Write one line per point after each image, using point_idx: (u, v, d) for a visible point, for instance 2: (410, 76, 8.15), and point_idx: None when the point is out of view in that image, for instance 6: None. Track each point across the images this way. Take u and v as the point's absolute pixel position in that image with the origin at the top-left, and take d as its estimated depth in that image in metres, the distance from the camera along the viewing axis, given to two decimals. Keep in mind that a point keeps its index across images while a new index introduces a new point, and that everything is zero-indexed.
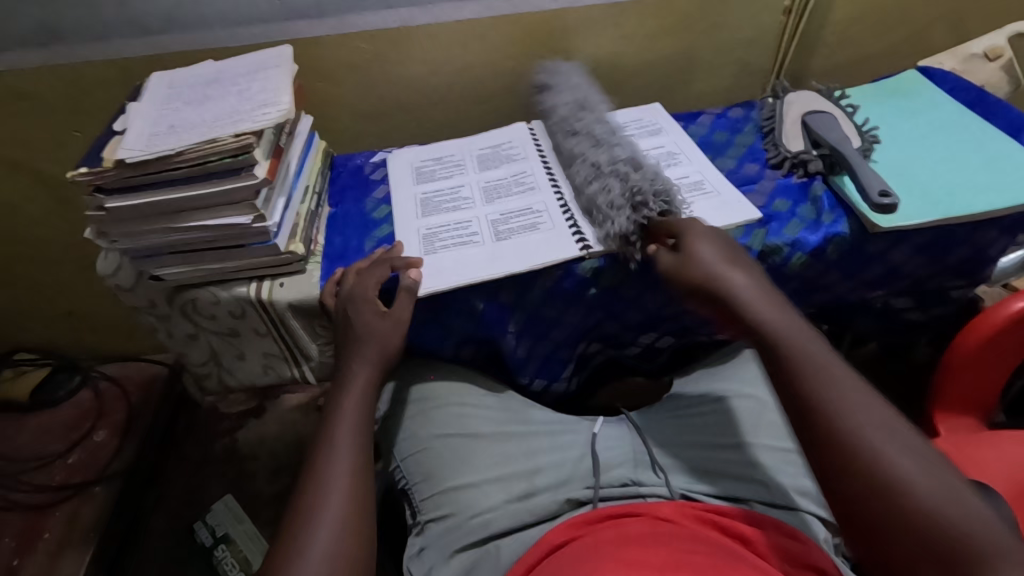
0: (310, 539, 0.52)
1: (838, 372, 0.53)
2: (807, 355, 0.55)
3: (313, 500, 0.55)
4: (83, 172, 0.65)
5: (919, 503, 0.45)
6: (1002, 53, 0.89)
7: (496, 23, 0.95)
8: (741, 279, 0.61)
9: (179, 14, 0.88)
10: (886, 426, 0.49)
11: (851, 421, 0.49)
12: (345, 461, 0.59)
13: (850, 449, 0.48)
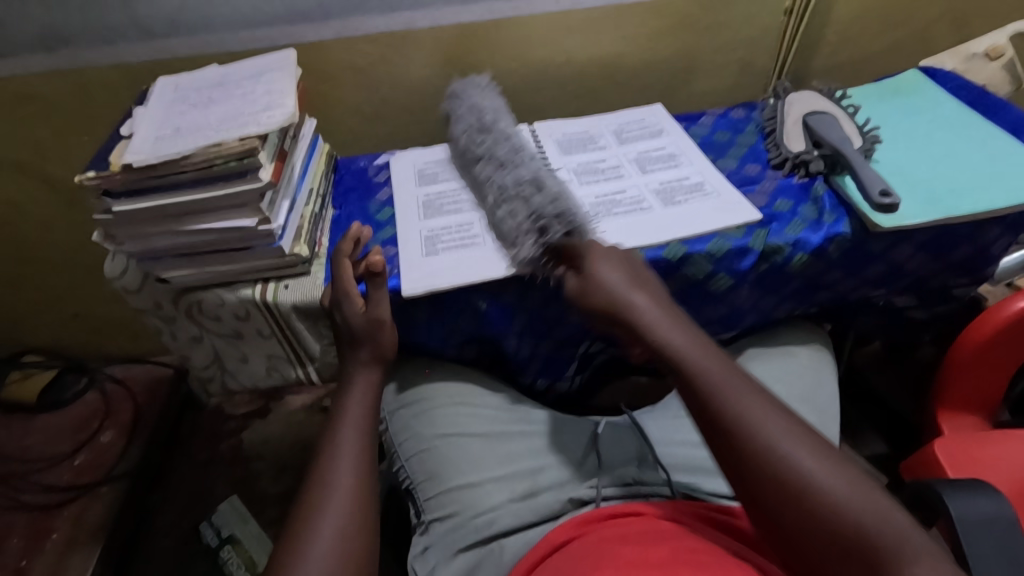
0: (313, 540, 0.52)
1: (728, 380, 0.50)
2: (696, 360, 0.52)
3: (319, 500, 0.56)
4: (90, 177, 0.65)
5: (833, 504, 0.44)
6: (1004, 51, 0.89)
7: (498, 25, 0.96)
8: (628, 288, 0.58)
9: (185, 18, 0.89)
10: (795, 430, 0.48)
11: (751, 420, 0.48)
12: (349, 461, 0.59)
13: (754, 449, 0.47)
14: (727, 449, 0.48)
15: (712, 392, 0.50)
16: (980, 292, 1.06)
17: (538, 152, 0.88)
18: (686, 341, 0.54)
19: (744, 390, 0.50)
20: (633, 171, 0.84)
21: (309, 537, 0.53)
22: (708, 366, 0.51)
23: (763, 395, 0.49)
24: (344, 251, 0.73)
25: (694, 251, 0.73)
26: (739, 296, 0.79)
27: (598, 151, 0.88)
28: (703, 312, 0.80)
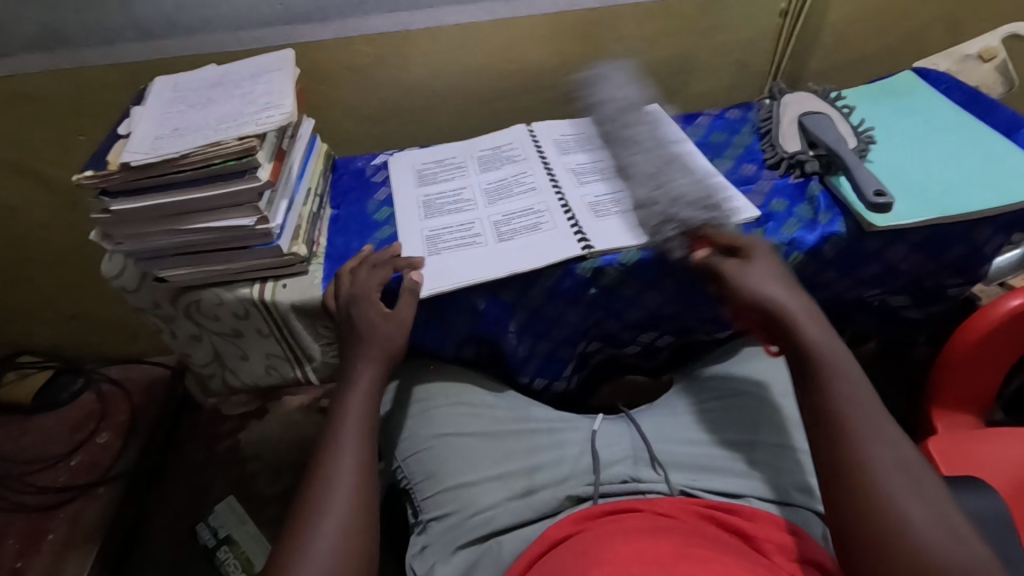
0: (316, 537, 0.53)
1: (870, 422, 0.53)
2: (840, 373, 0.56)
3: (318, 499, 0.56)
4: (88, 176, 0.65)
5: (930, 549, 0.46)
6: (996, 53, 0.90)
7: (496, 26, 0.96)
8: (782, 294, 0.62)
9: (183, 18, 0.89)
10: (914, 481, 0.50)
11: (868, 442, 0.52)
12: (351, 457, 0.60)
13: (849, 458, 0.52)
14: (836, 469, 0.52)
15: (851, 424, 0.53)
16: (974, 292, 1.07)
17: (537, 151, 0.88)
18: (835, 356, 0.57)
19: (886, 436, 0.52)
20: None
21: (311, 535, 0.53)
22: (848, 396, 0.55)
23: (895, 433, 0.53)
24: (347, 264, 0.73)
25: None
26: None
27: (598, 150, 0.89)
28: (700, 310, 0.81)
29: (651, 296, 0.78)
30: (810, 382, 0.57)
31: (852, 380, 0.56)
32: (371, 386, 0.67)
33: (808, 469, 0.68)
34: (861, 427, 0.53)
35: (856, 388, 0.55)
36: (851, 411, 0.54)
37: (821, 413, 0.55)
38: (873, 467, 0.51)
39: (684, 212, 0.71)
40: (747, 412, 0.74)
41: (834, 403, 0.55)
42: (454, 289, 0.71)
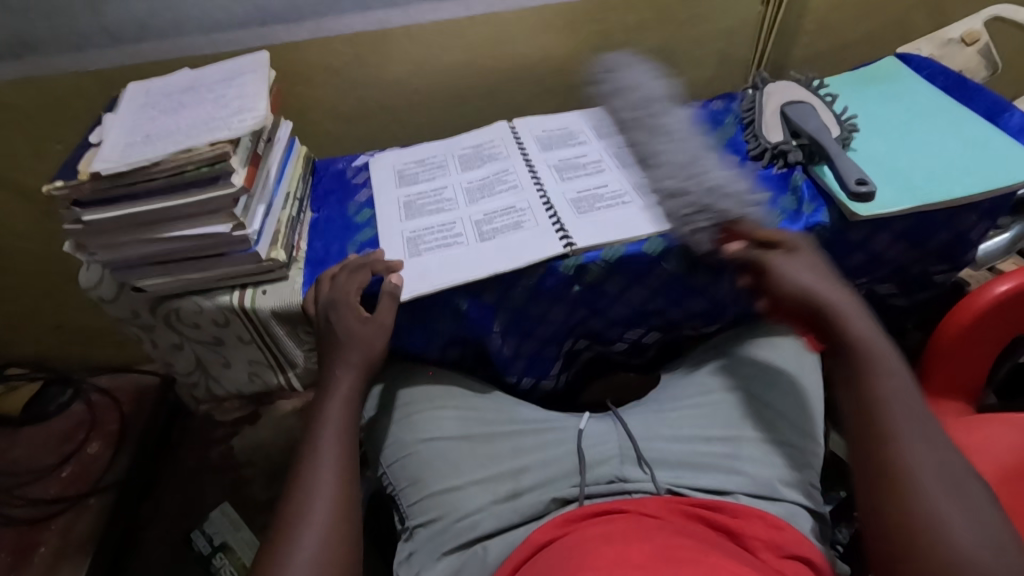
0: (295, 547, 0.53)
1: (905, 415, 0.55)
2: (883, 374, 0.58)
3: (297, 509, 0.56)
4: (59, 186, 0.64)
5: (948, 534, 0.49)
6: (979, 37, 0.89)
7: (475, 22, 0.95)
8: (830, 291, 0.64)
9: (155, 22, 0.88)
10: (947, 472, 0.52)
11: (909, 443, 0.54)
12: (330, 467, 0.59)
13: (892, 457, 0.53)
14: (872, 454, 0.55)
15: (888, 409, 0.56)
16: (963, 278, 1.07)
17: (519, 148, 0.87)
18: (882, 357, 0.59)
19: (921, 427, 0.55)
20: (614, 164, 0.83)
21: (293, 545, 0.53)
22: (890, 393, 0.57)
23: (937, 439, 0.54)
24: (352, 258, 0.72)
25: (674, 245, 0.73)
26: (720, 290, 0.79)
27: (579, 145, 0.88)
28: (686, 305, 0.80)
29: (636, 292, 0.77)
30: (853, 377, 0.59)
31: (892, 375, 0.58)
32: (351, 393, 0.66)
33: (790, 465, 0.69)
34: (902, 418, 0.55)
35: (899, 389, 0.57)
36: (889, 405, 0.56)
37: (862, 401, 0.57)
38: (905, 455, 0.53)
39: (720, 204, 0.69)
40: (733, 409, 0.74)
41: (877, 391, 0.57)
42: (435, 290, 0.70)
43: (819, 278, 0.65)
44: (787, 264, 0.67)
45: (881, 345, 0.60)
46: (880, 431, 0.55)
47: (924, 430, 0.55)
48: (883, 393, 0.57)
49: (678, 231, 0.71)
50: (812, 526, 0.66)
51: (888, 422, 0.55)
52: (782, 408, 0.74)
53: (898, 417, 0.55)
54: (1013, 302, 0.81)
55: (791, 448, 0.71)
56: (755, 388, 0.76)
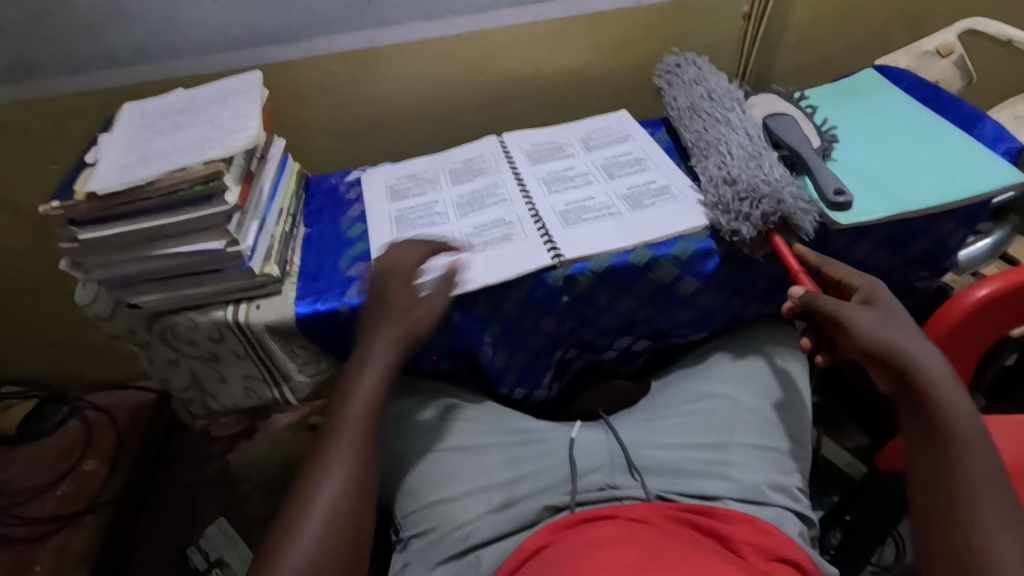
0: (297, 536, 0.55)
1: (969, 437, 0.58)
2: (952, 423, 0.59)
3: (295, 513, 0.57)
4: (55, 207, 0.66)
5: (980, 543, 0.52)
6: (953, 49, 0.92)
7: (463, 40, 0.97)
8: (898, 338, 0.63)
9: (149, 45, 0.90)
10: (1000, 494, 0.55)
11: (970, 489, 0.55)
12: (345, 459, 0.60)
13: (951, 498, 0.55)
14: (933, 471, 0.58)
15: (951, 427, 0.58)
16: (948, 283, 1.08)
17: (509, 163, 0.89)
18: (955, 413, 0.59)
19: (981, 450, 0.57)
20: (601, 177, 0.85)
21: (284, 551, 0.54)
22: (961, 443, 0.58)
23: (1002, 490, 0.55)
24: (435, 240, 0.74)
25: (660, 255, 0.74)
26: (707, 298, 0.80)
27: (568, 159, 0.89)
28: (674, 314, 0.82)
29: (625, 301, 0.79)
30: (918, 421, 0.60)
31: (961, 418, 0.59)
32: (377, 387, 0.65)
33: (777, 469, 0.70)
34: (965, 440, 0.58)
35: (970, 442, 0.58)
36: (958, 426, 0.58)
37: (925, 419, 0.60)
38: (963, 474, 0.56)
39: (783, 197, 0.70)
40: (720, 415, 0.75)
41: (942, 412, 0.59)
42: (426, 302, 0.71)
43: (892, 321, 0.65)
44: (862, 314, 0.65)
45: (945, 375, 0.61)
46: (941, 447, 0.58)
47: (983, 453, 0.57)
48: (952, 413, 0.59)
49: (724, 222, 0.73)
50: (800, 528, 0.67)
51: (954, 441, 0.58)
52: (771, 415, 0.76)
53: (964, 437, 0.58)
54: (994, 306, 0.83)
55: (780, 454, 0.73)
56: (743, 394, 0.77)
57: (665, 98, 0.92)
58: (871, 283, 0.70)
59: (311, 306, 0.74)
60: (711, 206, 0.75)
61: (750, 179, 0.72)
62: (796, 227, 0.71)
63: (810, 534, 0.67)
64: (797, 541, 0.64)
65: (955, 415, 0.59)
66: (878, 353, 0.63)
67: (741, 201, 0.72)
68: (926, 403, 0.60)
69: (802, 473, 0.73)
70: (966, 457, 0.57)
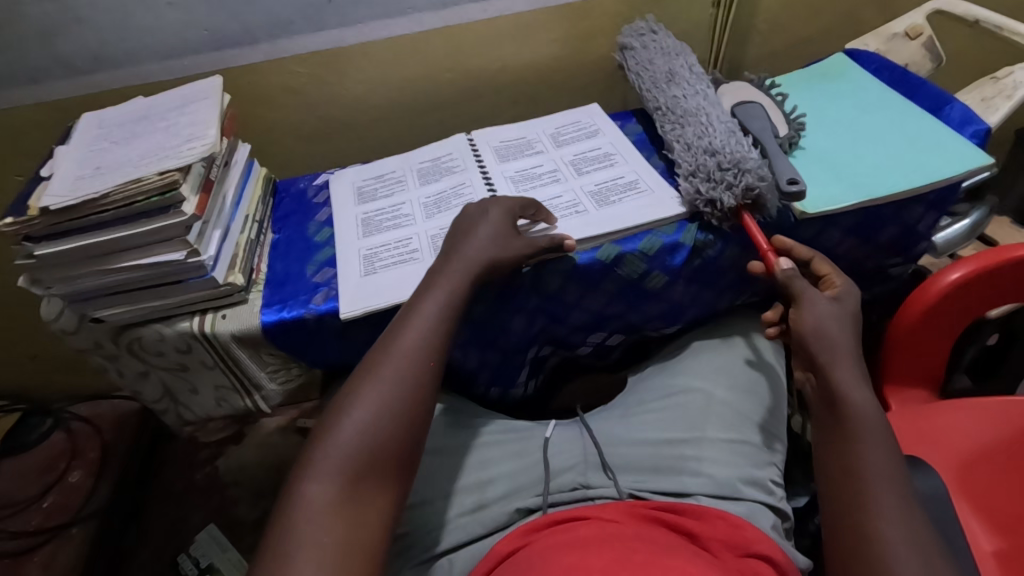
0: (317, 475, 0.51)
1: (866, 424, 0.58)
2: (860, 417, 0.58)
3: (355, 391, 0.56)
4: (9, 223, 0.64)
5: (873, 526, 0.52)
6: (922, 30, 0.91)
7: (428, 37, 0.96)
8: (831, 328, 0.63)
9: (108, 52, 0.88)
10: (899, 482, 0.55)
11: (868, 478, 0.55)
12: (376, 401, 0.55)
13: (853, 487, 0.55)
14: (835, 462, 0.58)
15: (850, 414, 0.59)
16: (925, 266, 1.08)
17: (477, 161, 0.88)
18: (863, 406, 0.59)
19: (883, 437, 0.57)
20: (569, 174, 0.84)
21: (342, 426, 0.54)
22: (865, 435, 0.57)
23: (899, 483, 0.54)
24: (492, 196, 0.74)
25: (627, 251, 0.74)
26: (677, 292, 0.80)
27: (536, 155, 0.88)
28: (644, 309, 0.81)
29: (595, 298, 0.78)
30: (831, 418, 0.60)
31: (869, 414, 0.58)
32: (456, 289, 0.64)
33: (748, 463, 0.70)
34: (865, 427, 0.58)
35: (876, 437, 0.57)
36: (861, 416, 0.58)
37: (830, 408, 0.60)
38: (861, 466, 0.56)
39: (765, 172, 0.70)
40: (692, 409, 0.75)
41: (848, 401, 0.59)
42: (393, 305, 0.71)
43: (830, 311, 0.64)
44: (821, 302, 0.65)
45: (856, 372, 0.61)
46: (844, 435, 0.58)
47: (882, 439, 0.57)
48: (854, 402, 0.59)
49: (704, 191, 0.71)
50: (774, 522, 0.66)
51: (854, 430, 0.58)
52: (744, 409, 0.75)
53: (862, 425, 0.58)
54: (965, 289, 0.83)
55: (752, 448, 0.72)
56: (717, 388, 0.77)
57: (635, 60, 0.90)
58: (846, 290, 0.67)
59: (277, 314, 0.74)
60: (689, 175, 0.74)
61: (732, 152, 0.72)
62: (765, 204, 0.71)
63: (783, 526, 0.67)
64: (768, 535, 0.63)
65: (857, 403, 0.59)
66: (817, 342, 0.63)
67: (724, 172, 0.71)
68: (834, 398, 0.60)
69: (777, 465, 0.72)
70: (864, 443, 0.57)
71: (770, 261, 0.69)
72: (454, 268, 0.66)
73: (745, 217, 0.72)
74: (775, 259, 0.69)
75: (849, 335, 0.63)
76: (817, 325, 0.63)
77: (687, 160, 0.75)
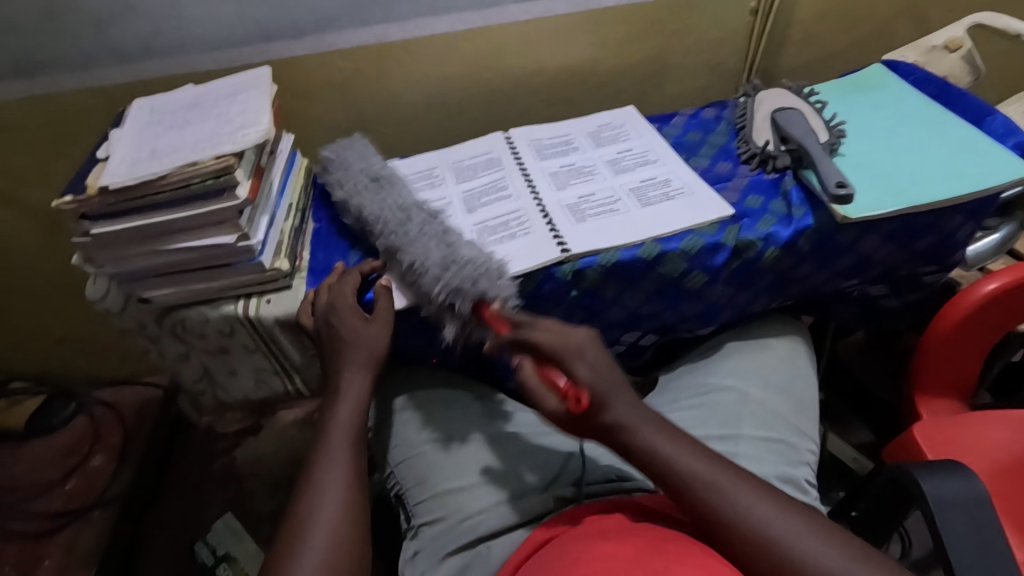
0: None
1: (717, 473, 0.54)
2: (684, 466, 0.54)
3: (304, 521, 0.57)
4: (68, 201, 0.66)
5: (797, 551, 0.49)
6: (962, 43, 0.92)
7: (469, 36, 0.98)
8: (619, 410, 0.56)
9: (158, 40, 0.90)
10: (766, 497, 0.53)
11: (751, 520, 0.51)
12: (333, 505, 0.58)
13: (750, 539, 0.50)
14: (731, 545, 0.51)
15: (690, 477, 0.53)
16: (955, 277, 1.08)
17: (516, 159, 0.89)
18: (674, 450, 0.55)
19: (778, 512, 0.52)
20: (607, 172, 0.85)
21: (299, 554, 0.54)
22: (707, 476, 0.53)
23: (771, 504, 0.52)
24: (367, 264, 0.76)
25: (668, 250, 0.74)
26: (714, 294, 0.80)
27: (575, 154, 0.89)
28: (680, 309, 0.82)
29: (633, 296, 0.79)
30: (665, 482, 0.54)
31: (687, 453, 0.55)
32: (352, 426, 0.65)
33: (785, 460, 0.71)
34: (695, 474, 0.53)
35: (705, 464, 0.54)
36: (764, 525, 0.51)
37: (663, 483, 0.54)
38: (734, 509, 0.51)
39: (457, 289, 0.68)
40: (727, 407, 0.76)
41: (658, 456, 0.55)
42: (439, 297, 0.72)
43: (596, 360, 0.58)
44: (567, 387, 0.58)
45: (643, 420, 0.56)
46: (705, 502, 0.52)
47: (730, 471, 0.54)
48: (688, 467, 0.54)
49: (449, 275, 0.68)
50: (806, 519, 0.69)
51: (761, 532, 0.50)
52: (778, 406, 0.76)
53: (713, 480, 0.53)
54: (1001, 301, 0.83)
55: (786, 444, 0.73)
56: (751, 387, 0.78)
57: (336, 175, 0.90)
58: (591, 337, 0.59)
59: None
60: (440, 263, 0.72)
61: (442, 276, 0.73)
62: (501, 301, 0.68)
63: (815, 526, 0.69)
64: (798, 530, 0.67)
65: (706, 472, 0.53)
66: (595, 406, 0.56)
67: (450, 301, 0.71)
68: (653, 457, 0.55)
69: (811, 464, 0.73)
70: (726, 492, 0.52)
71: (572, 403, 0.57)
72: (345, 398, 0.67)
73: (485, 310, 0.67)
74: (577, 395, 0.56)
75: (613, 362, 0.59)
76: (592, 382, 0.56)
77: (447, 247, 0.72)
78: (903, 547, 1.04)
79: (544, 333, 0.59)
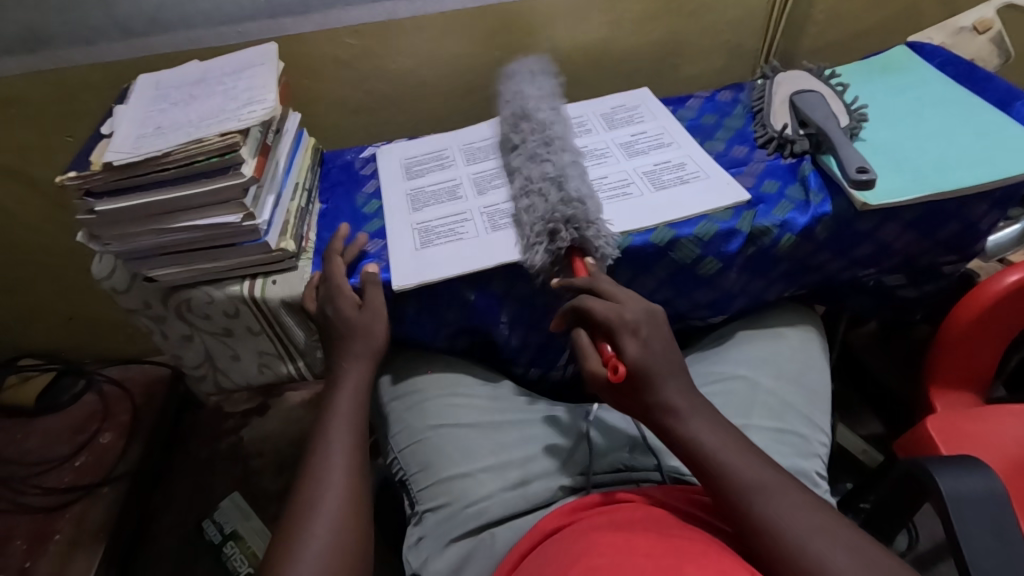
0: None
1: (766, 477, 0.52)
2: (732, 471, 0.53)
3: (305, 509, 0.56)
4: (72, 177, 0.65)
5: (810, 550, 0.48)
6: (991, 25, 0.90)
7: (480, 13, 0.95)
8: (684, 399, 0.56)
9: (163, 14, 0.88)
10: (813, 502, 0.51)
11: (791, 526, 0.49)
12: (335, 491, 0.58)
13: (785, 544, 0.49)
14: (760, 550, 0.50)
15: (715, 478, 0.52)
16: (973, 268, 1.06)
17: None
18: (723, 454, 0.53)
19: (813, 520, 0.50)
20: (620, 155, 0.83)
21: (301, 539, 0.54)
22: (755, 479, 0.52)
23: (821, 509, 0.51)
24: (335, 248, 0.74)
25: (682, 235, 0.72)
26: (727, 281, 0.79)
27: (587, 136, 0.87)
28: (693, 296, 0.80)
29: (643, 283, 0.77)
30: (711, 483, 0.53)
31: (729, 456, 0.53)
32: (354, 414, 0.65)
33: (795, 452, 0.70)
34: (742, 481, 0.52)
35: (753, 469, 0.53)
36: (807, 535, 0.49)
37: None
38: (774, 518, 0.50)
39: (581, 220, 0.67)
40: (738, 397, 0.75)
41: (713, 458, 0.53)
42: (445, 279, 0.70)
43: (653, 341, 0.57)
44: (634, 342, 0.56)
45: (699, 425, 0.55)
46: (740, 500, 0.52)
47: (781, 478, 0.53)
48: (738, 469, 0.53)
49: (565, 210, 0.67)
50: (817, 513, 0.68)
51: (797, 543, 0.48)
52: (789, 398, 0.75)
53: (761, 480, 0.52)
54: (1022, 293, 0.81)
55: (797, 436, 0.72)
56: (761, 378, 0.77)
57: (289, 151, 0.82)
58: (648, 314, 0.58)
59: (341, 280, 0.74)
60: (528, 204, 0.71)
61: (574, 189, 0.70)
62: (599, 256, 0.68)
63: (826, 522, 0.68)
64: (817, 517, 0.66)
65: (753, 477, 0.52)
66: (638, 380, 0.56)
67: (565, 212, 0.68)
68: (708, 461, 0.54)
69: (821, 457, 0.72)
70: (772, 493, 0.51)
71: (610, 372, 0.56)
72: (345, 387, 0.67)
73: (577, 259, 0.68)
74: (616, 365, 0.56)
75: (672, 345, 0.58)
76: (641, 360, 0.56)
77: (554, 190, 0.70)
78: (910, 540, 1.03)
79: (597, 302, 0.59)
